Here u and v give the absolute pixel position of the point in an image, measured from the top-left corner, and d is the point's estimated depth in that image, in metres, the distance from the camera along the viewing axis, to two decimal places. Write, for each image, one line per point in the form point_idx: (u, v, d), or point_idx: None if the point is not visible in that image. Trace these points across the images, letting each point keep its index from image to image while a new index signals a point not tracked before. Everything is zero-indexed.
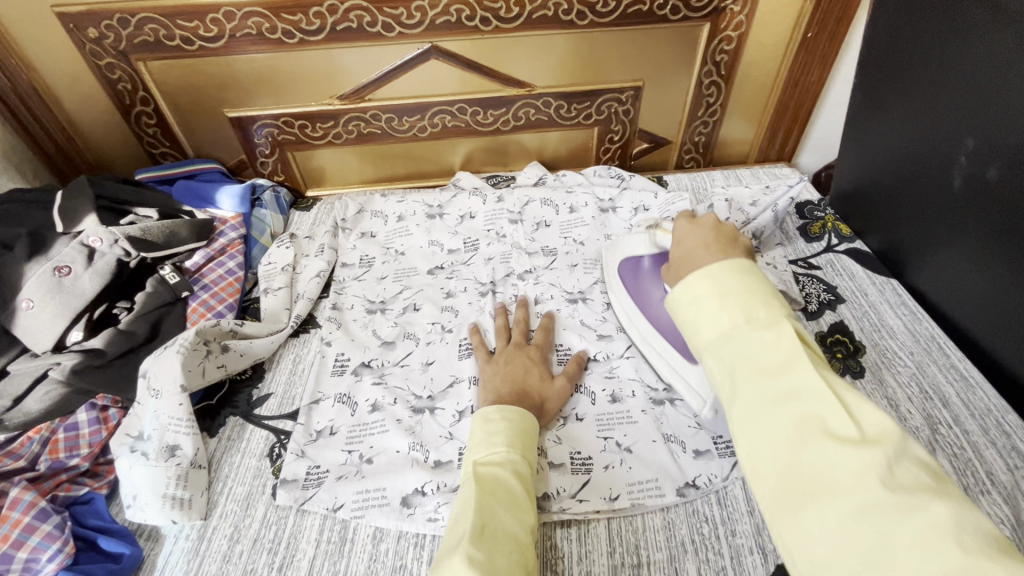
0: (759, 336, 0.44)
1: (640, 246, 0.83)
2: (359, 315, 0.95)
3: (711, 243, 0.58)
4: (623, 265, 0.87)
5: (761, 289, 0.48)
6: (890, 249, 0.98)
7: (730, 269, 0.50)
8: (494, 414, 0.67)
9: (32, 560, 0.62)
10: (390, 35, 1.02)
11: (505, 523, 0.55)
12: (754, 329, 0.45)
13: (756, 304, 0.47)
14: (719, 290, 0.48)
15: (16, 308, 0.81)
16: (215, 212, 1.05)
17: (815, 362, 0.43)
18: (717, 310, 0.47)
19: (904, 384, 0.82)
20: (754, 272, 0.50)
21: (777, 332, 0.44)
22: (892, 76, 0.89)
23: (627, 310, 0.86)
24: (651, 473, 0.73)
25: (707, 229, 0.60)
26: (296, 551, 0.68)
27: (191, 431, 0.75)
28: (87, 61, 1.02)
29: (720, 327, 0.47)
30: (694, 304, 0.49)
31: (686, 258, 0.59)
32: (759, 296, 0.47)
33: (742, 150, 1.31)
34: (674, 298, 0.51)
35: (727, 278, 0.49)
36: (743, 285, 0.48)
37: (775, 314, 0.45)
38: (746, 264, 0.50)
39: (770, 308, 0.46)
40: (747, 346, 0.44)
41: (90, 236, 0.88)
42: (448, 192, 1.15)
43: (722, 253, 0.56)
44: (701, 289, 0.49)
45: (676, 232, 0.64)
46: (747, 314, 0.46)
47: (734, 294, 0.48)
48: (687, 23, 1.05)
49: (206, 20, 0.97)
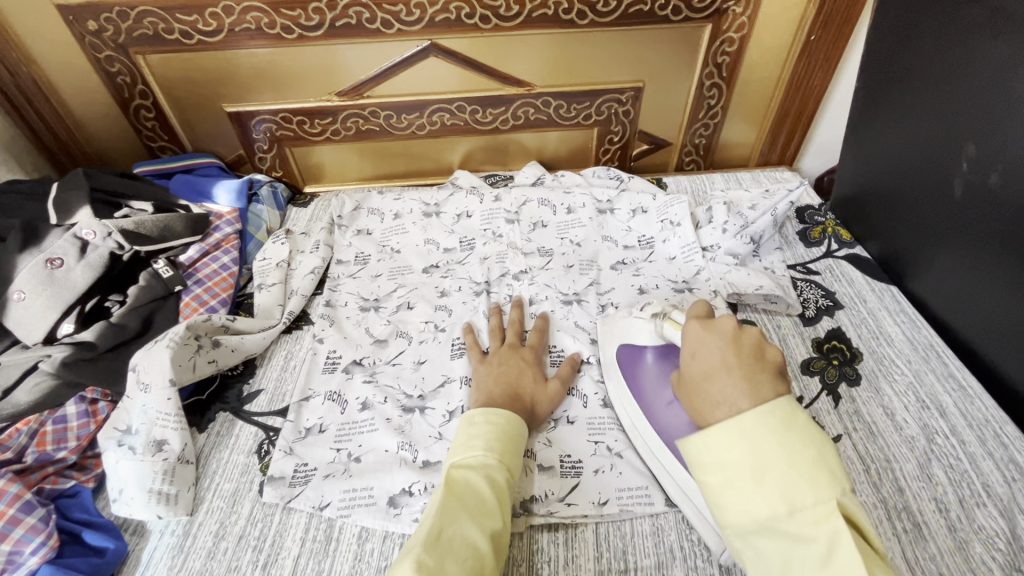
0: (808, 535, 0.40)
1: (645, 333, 0.75)
2: (352, 313, 0.94)
3: (733, 360, 0.48)
4: (624, 355, 0.78)
5: (807, 459, 0.41)
6: (890, 255, 0.97)
7: (764, 426, 0.43)
8: (479, 417, 0.67)
9: (16, 553, 0.62)
10: (389, 32, 1.02)
11: (466, 531, 0.54)
12: (799, 523, 0.40)
13: (798, 485, 0.41)
14: (752, 465, 0.43)
15: (9, 300, 0.82)
16: (212, 207, 1.05)
17: (869, 560, 0.39)
18: (753, 490, 0.42)
19: (901, 392, 0.81)
20: (794, 426, 0.43)
21: (825, 526, 0.39)
22: (894, 82, 0.88)
23: (628, 411, 0.75)
24: (641, 479, 0.72)
25: (725, 344, 0.50)
26: (281, 550, 0.67)
27: (179, 426, 0.74)
28: (87, 54, 1.02)
29: (758, 514, 0.42)
30: (724, 472, 0.44)
31: (703, 381, 0.50)
32: (803, 470, 0.41)
33: (743, 153, 1.29)
34: (698, 458, 0.46)
35: (761, 444, 0.43)
36: (783, 455, 0.42)
37: (823, 500, 0.40)
38: (783, 416, 0.44)
39: (817, 492, 0.40)
40: (792, 543, 0.40)
41: (83, 228, 0.89)
42: (446, 191, 1.15)
43: (747, 382, 0.46)
44: (732, 453, 0.44)
45: (687, 337, 0.54)
46: (788, 498, 0.41)
47: (773, 469, 0.42)
48: (689, 25, 1.05)
49: (205, 14, 0.97)
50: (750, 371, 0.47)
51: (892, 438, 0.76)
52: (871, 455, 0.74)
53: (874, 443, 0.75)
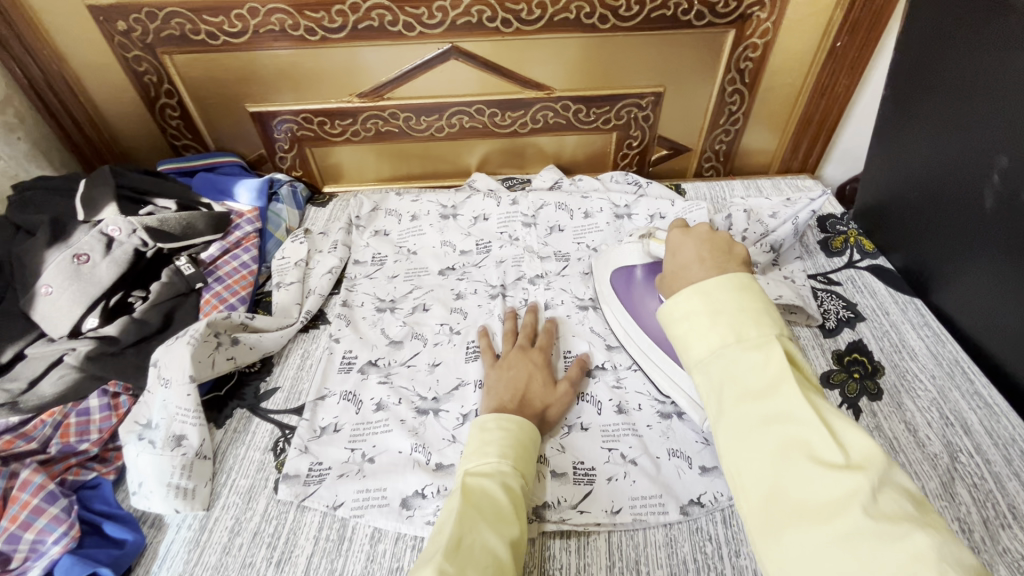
0: (750, 356, 0.44)
1: (634, 255, 0.85)
2: (368, 313, 0.95)
3: (706, 256, 0.56)
4: (614, 278, 0.89)
5: (755, 306, 0.47)
6: (914, 267, 0.95)
7: (724, 283, 0.49)
8: (491, 423, 0.66)
9: (39, 541, 0.64)
10: (411, 35, 1.02)
11: (486, 539, 0.53)
12: (743, 348, 0.45)
13: (748, 322, 0.46)
14: (710, 307, 0.48)
15: (36, 293, 0.84)
16: (233, 205, 1.06)
17: (804, 383, 0.42)
18: (709, 325, 0.47)
19: (924, 408, 0.79)
20: (749, 288, 0.49)
21: (767, 351, 0.44)
22: (924, 90, 0.86)
23: (622, 323, 0.86)
24: (655, 489, 0.71)
25: (700, 243, 0.58)
26: (295, 548, 0.68)
27: (198, 422, 0.76)
28: (115, 54, 1.05)
29: (710, 343, 0.46)
30: (686, 318, 0.49)
31: (678, 272, 0.57)
32: (752, 312, 0.47)
33: (764, 159, 1.28)
34: (666, 313, 0.51)
35: (718, 293, 0.49)
36: (737, 302, 0.47)
37: (766, 333, 0.45)
38: (741, 280, 0.50)
39: (761, 326, 0.46)
40: (735, 364, 0.44)
41: (110, 225, 0.90)
42: (463, 193, 1.15)
43: (716, 267, 0.54)
44: (692, 304, 0.49)
45: (668, 245, 0.62)
46: (737, 331, 0.46)
47: (726, 311, 0.47)
48: (712, 29, 1.04)
49: (231, 15, 0.99)
50: (718, 260, 0.55)
51: (915, 455, 0.74)
52: None
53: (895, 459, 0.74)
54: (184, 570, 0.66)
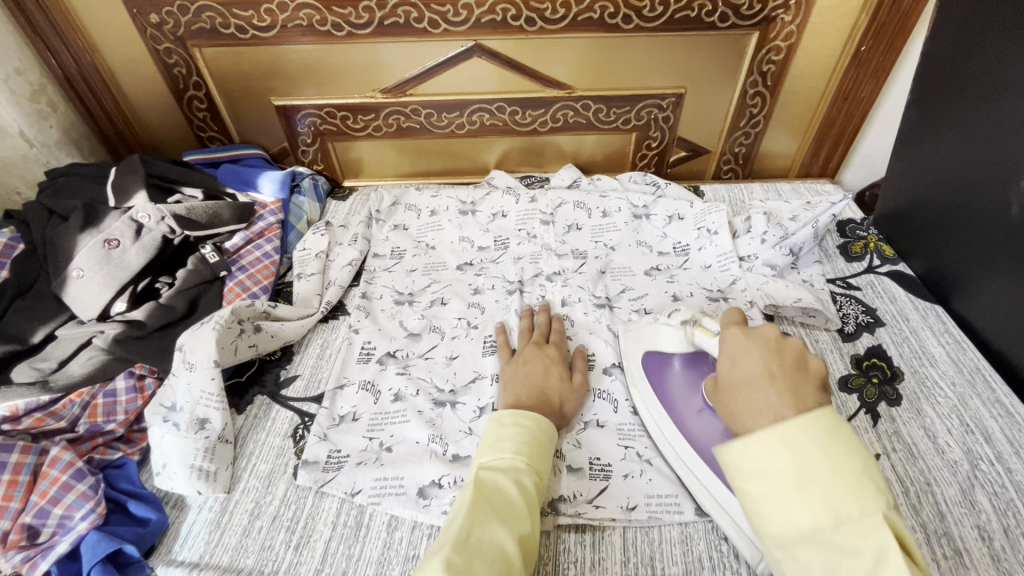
0: (857, 549, 0.40)
1: (674, 340, 0.75)
2: (387, 306, 0.96)
3: (775, 368, 0.49)
4: (648, 360, 0.78)
5: (851, 471, 0.42)
6: (936, 273, 0.94)
7: (808, 433, 0.44)
8: (508, 418, 0.67)
9: (67, 517, 0.66)
10: (436, 32, 1.03)
11: (497, 535, 0.55)
12: (845, 536, 0.41)
13: (846, 496, 0.41)
14: (796, 472, 0.43)
15: (67, 276, 0.86)
16: (256, 196, 1.08)
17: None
18: (797, 501, 0.42)
19: (944, 415, 0.79)
20: (838, 436, 0.44)
21: (873, 539, 0.40)
22: (950, 94, 0.85)
23: (656, 419, 0.74)
24: (671, 487, 0.71)
25: (767, 353, 0.51)
26: (313, 532, 0.69)
27: (221, 406, 0.77)
28: (147, 45, 1.07)
29: (801, 524, 0.42)
30: (764, 478, 0.44)
31: (741, 387, 0.50)
32: (850, 482, 0.42)
33: (783, 163, 1.28)
34: (735, 462, 0.46)
35: (804, 450, 0.43)
36: (827, 463, 0.42)
37: (869, 513, 0.41)
38: (828, 427, 0.44)
39: (862, 504, 0.41)
40: (838, 556, 0.41)
41: (140, 212, 0.92)
42: (482, 190, 1.16)
43: (790, 391, 0.47)
44: (775, 464, 0.44)
45: (725, 343, 0.55)
46: (833, 510, 0.41)
47: (817, 479, 0.42)
48: (736, 32, 1.04)
49: (260, 10, 1.01)
50: (791, 379, 0.48)
51: (933, 461, 0.74)
52: (910, 477, 0.72)
53: (914, 465, 0.73)
54: (206, 550, 0.67)
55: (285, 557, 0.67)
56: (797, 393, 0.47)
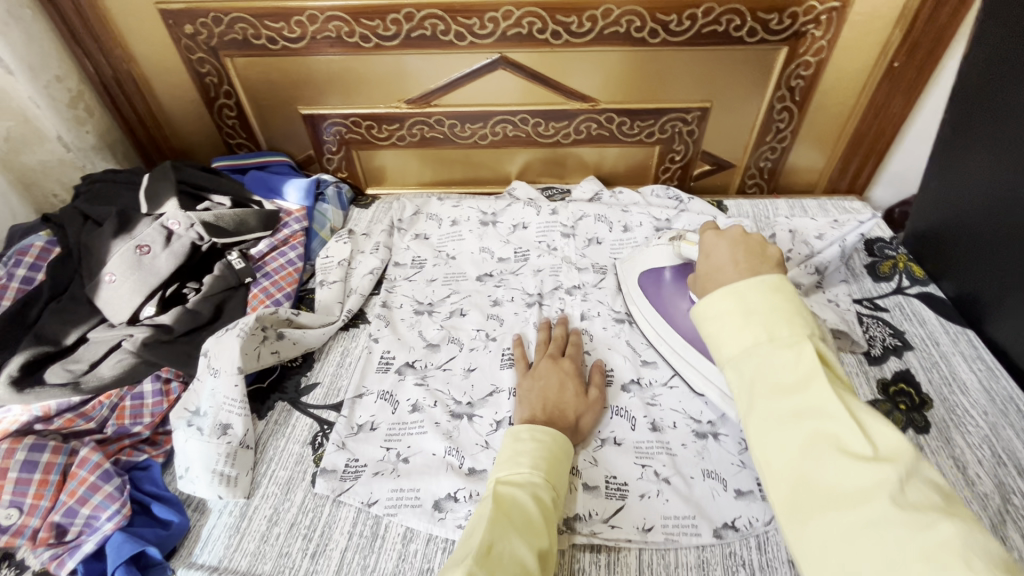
0: (782, 355, 0.46)
1: (664, 256, 0.88)
2: (407, 315, 0.96)
3: (740, 259, 0.58)
4: (641, 278, 0.92)
5: (786, 308, 0.49)
6: (968, 297, 0.91)
7: (757, 284, 0.51)
8: (525, 433, 0.67)
9: (93, 517, 0.67)
10: (462, 44, 1.04)
11: (516, 548, 0.54)
12: (775, 346, 0.47)
13: (780, 323, 0.48)
14: (743, 308, 0.50)
15: (100, 281, 0.89)
16: (282, 204, 1.10)
17: (835, 382, 0.44)
18: (742, 326, 0.49)
19: (974, 445, 0.76)
20: (782, 289, 0.51)
21: (798, 349, 0.46)
22: (988, 113, 0.83)
23: (652, 323, 0.87)
24: (688, 509, 0.70)
25: (734, 245, 0.60)
26: (329, 541, 0.70)
27: (243, 412, 0.78)
28: (181, 55, 1.10)
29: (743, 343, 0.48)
30: (719, 317, 0.51)
31: (713, 273, 0.59)
32: (782, 313, 0.49)
33: (810, 178, 1.25)
34: (699, 312, 0.53)
35: (750, 293, 0.51)
36: (769, 303, 0.50)
37: (797, 333, 0.47)
38: (775, 282, 0.51)
39: (794, 328, 0.47)
40: (768, 362, 0.46)
41: (170, 219, 0.95)
42: (503, 201, 1.16)
43: (749, 270, 0.55)
44: (726, 302, 0.51)
45: (702, 245, 0.64)
46: (769, 330, 0.48)
47: (758, 311, 0.49)
48: (764, 46, 1.03)
49: (291, 22, 1.02)
50: (752, 262, 0.56)
51: (963, 494, 0.71)
52: None
53: None
54: (225, 555, 0.69)
55: (302, 565, 0.68)
56: (756, 269, 0.56)
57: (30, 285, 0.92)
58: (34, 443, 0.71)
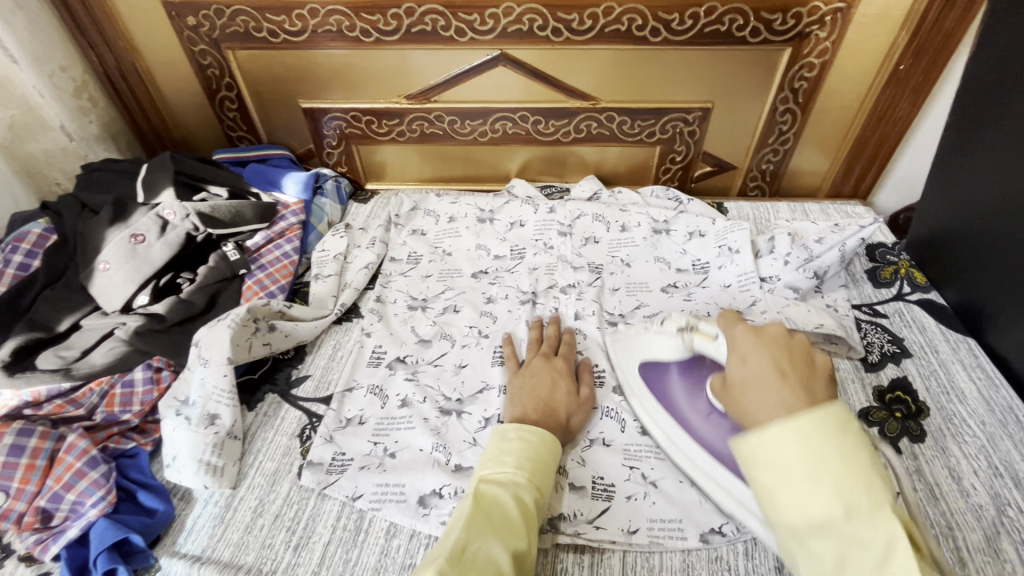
0: (867, 542, 0.41)
1: (671, 348, 0.78)
2: (400, 310, 0.96)
3: (786, 369, 0.52)
4: (644, 372, 0.80)
5: (860, 464, 0.44)
6: (970, 305, 0.90)
7: (821, 427, 0.45)
8: (511, 432, 0.66)
9: (78, 503, 0.68)
10: (462, 40, 1.04)
11: (492, 550, 0.53)
12: (856, 526, 0.42)
13: (858, 490, 0.43)
14: (810, 464, 0.44)
15: (95, 269, 0.90)
16: (280, 196, 1.10)
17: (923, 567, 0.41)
18: (811, 491, 0.43)
19: (970, 455, 0.75)
20: (848, 431, 0.45)
21: (882, 528, 0.42)
22: (993, 117, 0.81)
23: (662, 427, 0.75)
24: (676, 513, 0.70)
25: (774, 351, 0.54)
26: (313, 534, 0.69)
27: (231, 403, 0.79)
28: (183, 47, 1.11)
29: (813, 516, 0.43)
30: (778, 469, 0.45)
31: (751, 385, 0.53)
32: (860, 476, 0.43)
33: (813, 182, 1.24)
34: (749, 452, 0.47)
35: (819, 441, 0.44)
36: (840, 456, 0.44)
37: (879, 505, 0.42)
38: (837, 421, 0.46)
39: (874, 499, 0.42)
40: (849, 545, 0.42)
41: (165, 209, 0.96)
42: (501, 198, 1.16)
43: (801, 388, 0.50)
44: (790, 453, 0.45)
45: (734, 340, 0.59)
46: (844, 499, 0.42)
47: (829, 473, 0.43)
48: (768, 47, 1.01)
49: (292, 15, 1.03)
50: (801, 378, 0.51)
51: (957, 504, 0.70)
52: (932, 519, 0.68)
53: (936, 507, 0.70)
54: (208, 544, 0.69)
55: (284, 557, 0.67)
56: (806, 385, 0.51)
57: (27, 271, 0.92)
58: (22, 428, 0.71)
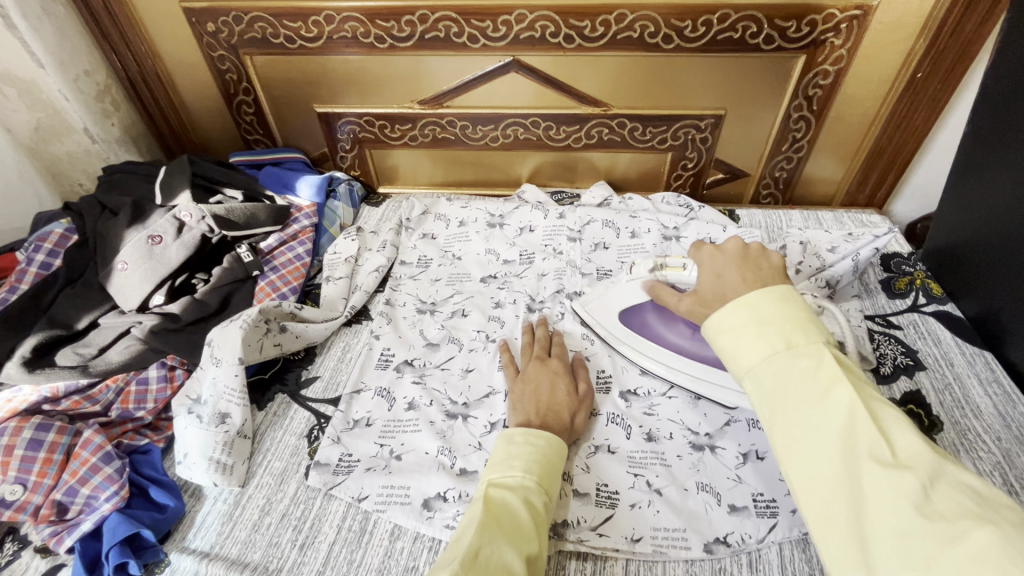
0: (802, 363, 0.45)
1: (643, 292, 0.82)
2: (409, 314, 0.97)
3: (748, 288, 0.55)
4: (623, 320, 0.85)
5: (800, 317, 0.48)
6: (987, 318, 0.88)
7: (767, 297, 0.51)
8: (520, 436, 0.66)
9: (93, 497, 0.70)
10: (475, 46, 1.05)
11: (504, 554, 0.53)
12: (793, 354, 0.46)
13: (795, 331, 0.47)
14: (755, 318, 0.49)
15: (113, 269, 0.92)
16: (294, 200, 1.12)
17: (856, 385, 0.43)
18: (759, 336, 0.48)
19: (984, 471, 0.73)
20: (792, 298, 0.50)
21: (819, 357, 0.45)
22: (1012, 127, 0.80)
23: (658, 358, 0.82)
24: (679, 522, 0.69)
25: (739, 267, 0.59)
26: (318, 534, 0.70)
27: (242, 402, 0.80)
28: (203, 52, 1.13)
29: (760, 351, 0.47)
30: (734, 330, 0.50)
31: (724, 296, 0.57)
32: (797, 322, 0.48)
33: (828, 190, 1.22)
34: (711, 326, 0.52)
35: (765, 305, 0.50)
36: (783, 312, 0.49)
37: (814, 339, 0.46)
38: (783, 291, 0.51)
39: (810, 335, 0.47)
40: (788, 371, 0.45)
41: (182, 211, 0.98)
42: (511, 203, 1.16)
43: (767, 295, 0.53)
44: (739, 315, 0.50)
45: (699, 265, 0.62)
46: (788, 339, 0.47)
47: (775, 321, 0.48)
48: (781, 54, 1.01)
49: (308, 21, 1.04)
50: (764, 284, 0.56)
51: None
52: None
53: None
54: (217, 541, 0.70)
55: (290, 556, 0.68)
56: (762, 283, 0.55)
57: (48, 270, 0.95)
58: (40, 423, 0.74)
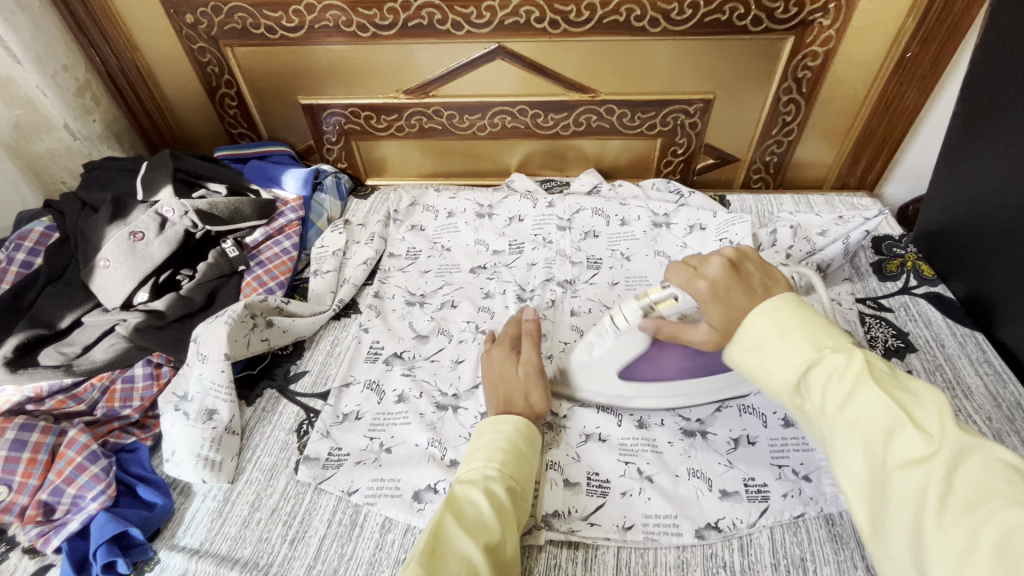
0: (831, 368, 0.46)
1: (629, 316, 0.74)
2: (398, 306, 0.96)
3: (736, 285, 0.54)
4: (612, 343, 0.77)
5: (820, 322, 0.49)
6: (977, 298, 0.88)
7: (785, 305, 0.51)
8: (485, 427, 0.66)
9: (80, 497, 0.69)
10: (459, 34, 1.03)
11: (461, 545, 0.53)
12: (821, 360, 0.47)
13: (820, 333, 0.48)
14: (778, 327, 0.50)
15: (94, 266, 0.91)
16: (280, 193, 1.11)
17: (887, 382, 0.44)
18: (783, 346, 0.49)
19: None
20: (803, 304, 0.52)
21: (847, 360, 0.45)
22: (1001, 106, 0.79)
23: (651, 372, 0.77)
24: (670, 508, 0.69)
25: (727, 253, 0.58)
26: (308, 528, 0.70)
27: (229, 398, 0.79)
28: (183, 45, 1.11)
29: (787, 360, 0.48)
30: (758, 340, 0.51)
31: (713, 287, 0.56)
32: (820, 327, 0.49)
33: (818, 173, 1.21)
34: (735, 338, 0.53)
35: (784, 313, 0.51)
36: (804, 318, 0.50)
37: (839, 343, 0.47)
38: (795, 298, 0.52)
39: (835, 338, 0.48)
40: (818, 376, 0.46)
41: (165, 206, 0.97)
42: (500, 193, 1.15)
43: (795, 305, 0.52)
44: (760, 325, 0.51)
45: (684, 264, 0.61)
46: (816, 344, 0.48)
47: (796, 328, 0.49)
48: (770, 36, 0.99)
49: (289, 11, 1.03)
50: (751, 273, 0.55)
51: None
52: None
53: None
54: (207, 538, 0.70)
55: (280, 550, 0.68)
56: None
57: (29, 269, 0.94)
58: (23, 423, 0.73)
